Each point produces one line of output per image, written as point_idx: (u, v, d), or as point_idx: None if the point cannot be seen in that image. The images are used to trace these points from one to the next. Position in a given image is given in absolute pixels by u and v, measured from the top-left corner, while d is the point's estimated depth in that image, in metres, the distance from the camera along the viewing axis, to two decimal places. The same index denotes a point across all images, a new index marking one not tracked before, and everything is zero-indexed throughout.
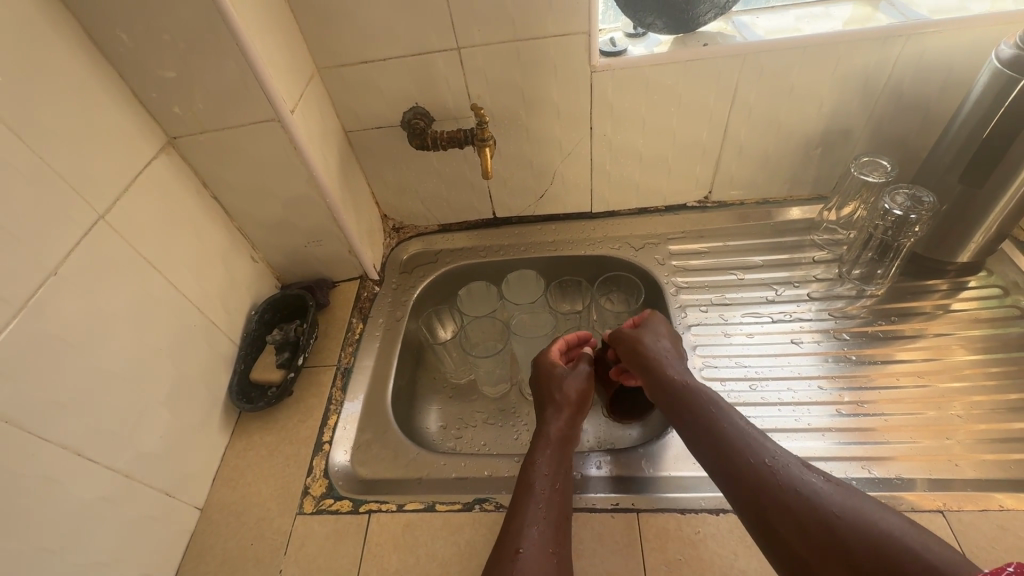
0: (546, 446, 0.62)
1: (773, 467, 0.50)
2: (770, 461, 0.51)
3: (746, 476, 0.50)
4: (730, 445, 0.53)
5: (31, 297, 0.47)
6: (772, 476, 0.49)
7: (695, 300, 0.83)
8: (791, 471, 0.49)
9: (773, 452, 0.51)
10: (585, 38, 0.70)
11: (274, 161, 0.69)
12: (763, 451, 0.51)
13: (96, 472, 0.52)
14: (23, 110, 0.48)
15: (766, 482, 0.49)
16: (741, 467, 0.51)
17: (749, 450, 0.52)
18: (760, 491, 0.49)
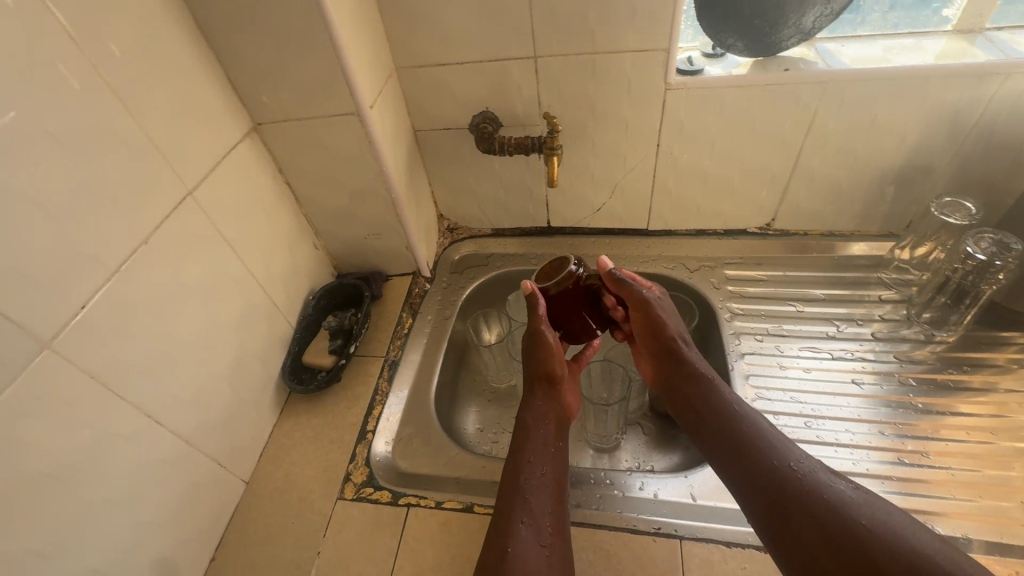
0: (538, 427, 0.62)
1: (792, 470, 0.50)
2: (789, 463, 0.51)
3: (763, 476, 0.50)
4: (749, 444, 0.53)
5: (125, 262, 0.50)
6: (790, 478, 0.49)
7: (750, 328, 0.81)
8: (813, 475, 0.49)
9: (793, 455, 0.51)
10: (664, 54, 0.70)
11: (348, 153, 0.72)
12: (782, 453, 0.52)
13: (163, 435, 0.55)
14: (136, 86, 0.51)
15: (784, 484, 0.49)
16: (758, 467, 0.51)
17: (768, 451, 0.52)
18: (777, 492, 0.49)
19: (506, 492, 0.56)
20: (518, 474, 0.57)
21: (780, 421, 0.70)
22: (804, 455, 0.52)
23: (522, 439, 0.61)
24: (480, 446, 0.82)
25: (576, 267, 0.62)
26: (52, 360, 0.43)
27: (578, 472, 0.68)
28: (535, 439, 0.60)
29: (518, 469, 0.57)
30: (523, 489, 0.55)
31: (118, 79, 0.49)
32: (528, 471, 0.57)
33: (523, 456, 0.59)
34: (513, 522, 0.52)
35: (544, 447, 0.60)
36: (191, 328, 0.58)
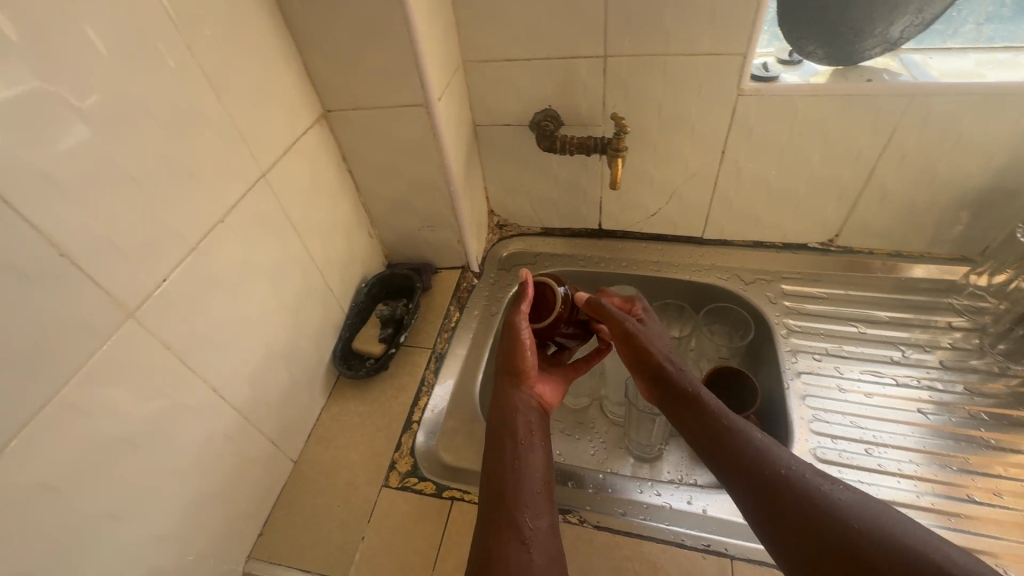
0: (518, 423, 0.59)
1: (786, 476, 0.47)
2: (783, 468, 0.48)
3: (756, 486, 0.47)
4: (737, 448, 0.50)
5: (203, 240, 0.51)
6: (785, 485, 0.46)
7: (808, 346, 0.78)
8: (808, 481, 0.46)
9: (785, 459, 0.49)
10: (740, 59, 0.68)
11: (412, 144, 0.72)
12: (775, 458, 0.49)
13: (226, 410, 0.56)
14: (223, 69, 0.53)
15: (779, 492, 0.46)
16: (750, 475, 0.48)
17: (759, 456, 0.49)
18: (772, 501, 0.46)
19: (492, 491, 0.53)
20: (503, 474, 0.54)
21: (838, 445, 0.67)
22: (796, 460, 0.49)
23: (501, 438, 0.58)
24: None
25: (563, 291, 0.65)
26: (135, 330, 0.45)
27: (621, 480, 0.66)
28: (516, 435, 0.58)
29: (503, 468, 0.55)
30: (509, 488, 0.53)
31: (209, 59, 0.51)
32: (515, 469, 0.55)
33: (502, 453, 0.56)
34: (501, 523, 0.50)
35: (523, 441, 0.57)
36: (256, 307, 0.60)
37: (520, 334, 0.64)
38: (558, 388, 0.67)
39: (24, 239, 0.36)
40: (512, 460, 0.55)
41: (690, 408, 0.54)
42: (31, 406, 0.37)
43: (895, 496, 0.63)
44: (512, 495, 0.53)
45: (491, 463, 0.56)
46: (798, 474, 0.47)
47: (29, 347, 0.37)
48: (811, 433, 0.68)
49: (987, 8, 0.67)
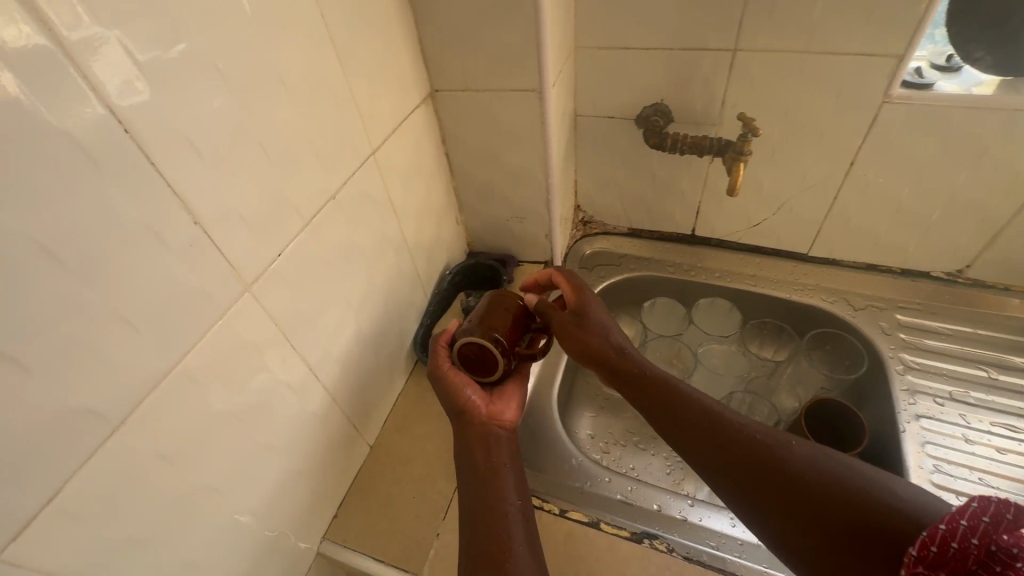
0: (483, 456, 0.56)
1: (743, 439, 0.49)
2: (740, 432, 0.49)
3: (715, 454, 0.49)
4: (692, 417, 0.52)
5: (315, 216, 0.50)
6: (744, 447, 0.48)
7: (929, 387, 0.70)
8: (765, 440, 0.48)
9: (741, 421, 0.51)
10: (894, 62, 0.60)
11: (517, 131, 0.69)
12: (729, 421, 0.50)
13: (319, 390, 0.55)
14: (349, 40, 0.51)
15: (739, 458, 0.48)
16: (709, 444, 0.50)
17: (715, 424, 0.50)
18: (734, 468, 0.48)
19: (472, 524, 0.51)
20: (478, 506, 0.52)
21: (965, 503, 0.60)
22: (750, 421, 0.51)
23: (468, 478, 0.55)
24: (591, 454, 0.79)
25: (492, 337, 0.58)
26: (249, 303, 0.43)
27: (711, 509, 0.62)
28: (484, 469, 0.55)
29: (478, 504, 0.52)
30: (488, 526, 0.50)
31: (337, 27, 0.49)
32: (489, 493, 0.53)
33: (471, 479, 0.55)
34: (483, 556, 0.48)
35: (491, 470, 0.55)
36: (352, 288, 0.58)
37: (454, 378, 0.61)
38: (519, 406, 0.63)
39: (163, 203, 0.35)
40: (487, 491, 0.53)
41: (640, 380, 0.56)
42: (156, 374, 0.36)
43: None
44: (495, 535, 0.50)
45: (466, 506, 0.53)
46: (754, 434, 0.49)
47: (159, 314, 0.36)
48: (932, 486, 0.61)
49: None
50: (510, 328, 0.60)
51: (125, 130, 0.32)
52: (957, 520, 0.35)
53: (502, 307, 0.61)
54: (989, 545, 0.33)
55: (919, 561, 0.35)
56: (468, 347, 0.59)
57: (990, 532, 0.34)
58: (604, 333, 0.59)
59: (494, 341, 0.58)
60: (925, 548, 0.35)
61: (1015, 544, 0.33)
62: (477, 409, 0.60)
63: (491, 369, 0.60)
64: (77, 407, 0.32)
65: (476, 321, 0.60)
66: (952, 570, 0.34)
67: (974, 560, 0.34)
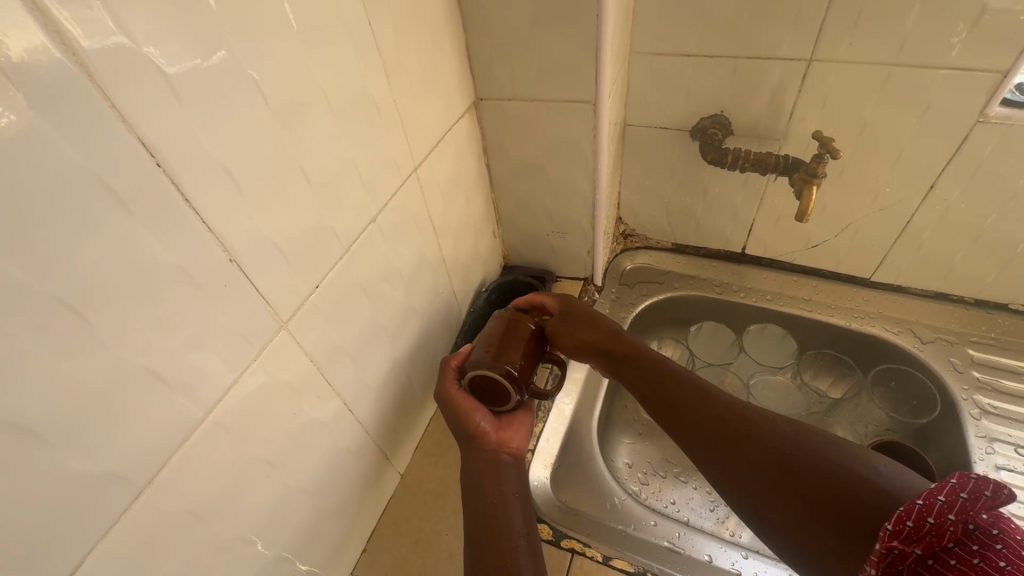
0: (492, 483, 0.52)
1: (728, 412, 0.48)
2: (726, 404, 0.49)
3: (700, 425, 0.48)
4: (677, 388, 0.52)
5: (355, 241, 0.46)
6: (729, 420, 0.47)
7: (1009, 436, 0.64)
8: (751, 414, 0.47)
9: (725, 396, 0.50)
10: (996, 78, 0.54)
11: (565, 144, 0.64)
12: (714, 395, 0.50)
13: (351, 423, 0.51)
14: (395, 47, 0.46)
15: (725, 430, 0.47)
16: (693, 415, 0.49)
17: (700, 397, 0.50)
18: (719, 439, 0.47)
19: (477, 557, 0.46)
20: (484, 537, 0.48)
21: None
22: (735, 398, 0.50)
23: (474, 501, 0.51)
24: (628, 484, 0.75)
25: (506, 370, 0.53)
26: (284, 340, 0.40)
27: (767, 563, 0.57)
28: (494, 492, 0.52)
29: (485, 525, 0.48)
30: (495, 549, 0.46)
31: (384, 35, 0.44)
32: (499, 525, 0.49)
33: (483, 509, 0.50)
34: None
35: (498, 494, 0.52)
36: (389, 313, 0.54)
37: (463, 405, 0.56)
38: (529, 433, 0.59)
39: (197, 244, 0.32)
40: (496, 520, 0.49)
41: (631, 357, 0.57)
42: (186, 428, 0.33)
43: None
44: (503, 561, 0.45)
45: (470, 529, 0.49)
46: (740, 409, 0.48)
47: (191, 363, 0.33)
48: None
49: None
50: (526, 359, 0.54)
51: (159, 166, 0.29)
52: (935, 496, 0.33)
53: (516, 333, 0.55)
54: (968, 522, 0.32)
55: (894, 535, 0.33)
56: (480, 377, 0.54)
57: (968, 509, 0.32)
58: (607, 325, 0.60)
59: (509, 376, 0.53)
60: (902, 523, 0.33)
61: (992, 523, 0.32)
62: (486, 436, 0.55)
63: (502, 398, 0.55)
64: (101, 472, 0.29)
65: (488, 348, 0.54)
66: (926, 546, 0.32)
67: (950, 538, 0.32)
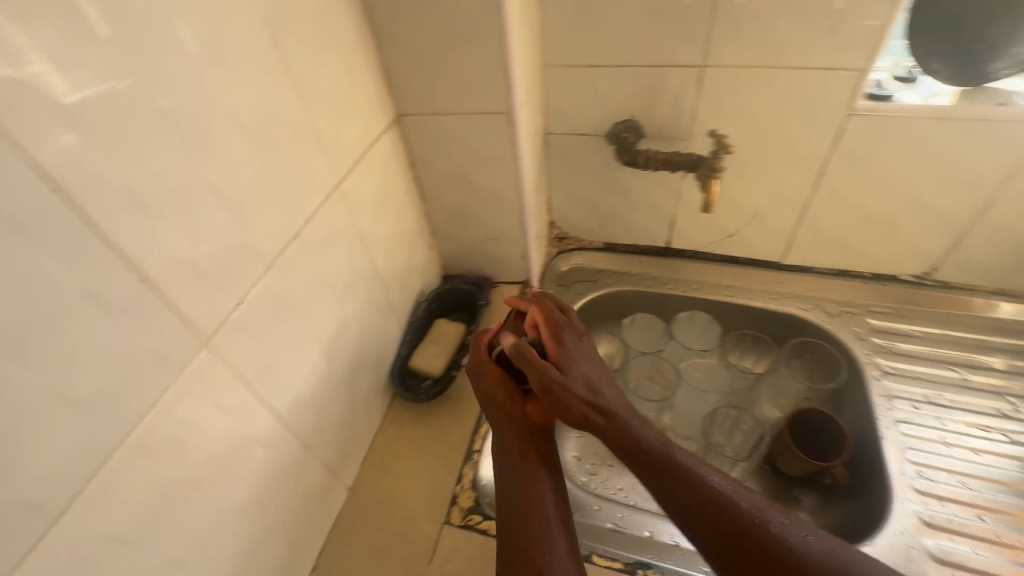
0: (521, 458, 0.54)
1: (760, 529, 0.41)
2: (753, 514, 0.42)
3: (725, 540, 0.42)
4: (694, 490, 0.44)
5: (278, 257, 0.47)
6: (760, 538, 0.41)
7: (905, 391, 0.72)
8: (784, 531, 0.41)
9: (750, 501, 0.43)
10: (857, 75, 0.61)
11: (486, 153, 0.67)
12: (740, 501, 0.43)
13: (289, 440, 0.52)
14: (306, 69, 0.48)
15: (755, 547, 0.41)
16: (716, 529, 0.42)
17: (723, 503, 0.43)
18: (748, 557, 0.41)
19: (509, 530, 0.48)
20: (516, 512, 0.50)
21: (946, 508, 0.62)
22: (758, 498, 0.44)
23: (506, 478, 0.53)
24: (578, 477, 0.77)
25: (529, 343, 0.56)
26: (209, 359, 0.40)
27: None
28: (522, 465, 0.53)
29: (514, 499, 0.51)
30: (524, 521, 0.49)
31: (293, 58, 0.46)
32: (527, 500, 0.51)
33: (516, 484, 0.52)
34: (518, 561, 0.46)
35: (527, 473, 0.53)
36: (323, 328, 0.55)
37: (494, 372, 0.60)
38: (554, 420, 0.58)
39: (105, 265, 0.32)
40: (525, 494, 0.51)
41: (614, 431, 0.49)
42: (102, 453, 0.33)
43: (1013, 571, 0.57)
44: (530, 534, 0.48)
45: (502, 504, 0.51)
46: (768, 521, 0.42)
47: (108, 385, 0.33)
48: (916, 493, 0.63)
49: None
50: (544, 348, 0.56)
51: (57, 192, 0.29)
52: None
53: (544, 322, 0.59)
54: None
55: None
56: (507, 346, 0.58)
57: None
58: (587, 390, 0.51)
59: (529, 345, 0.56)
60: None
61: None
62: (508, 407, 0.57)
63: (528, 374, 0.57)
64: (12, 500, 0.29)
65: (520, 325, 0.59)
66: None
67: None
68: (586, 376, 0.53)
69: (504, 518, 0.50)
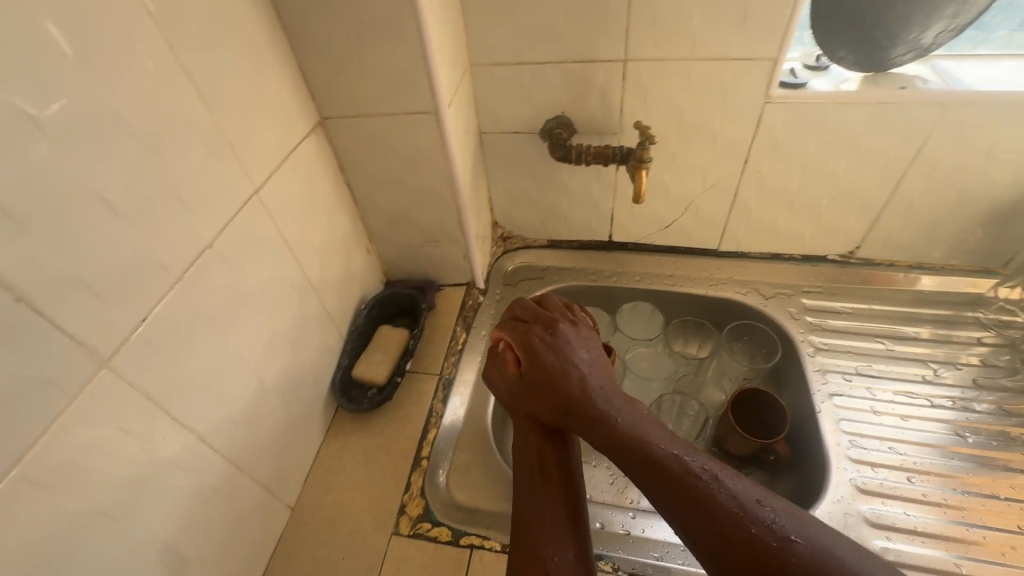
0: (538, 455, 0.54)
1: (747, 530, 0.37)
2: (740, 513, 0.38)
3: (700, 528, 0.39)
4: (679, 489, 0.41)
5: (189, 268, 0.45)
6: (747, 539, 0.37)
7: (837, 365, 0.75)
8: (774, 530, 0.37)
9: (739, 498, 0.39)
10: (769, 64, 0.64)
11: (416, 154, 0.66)
12: (721, 489, 0.40)
13: (216, 462, 0.49)
14: (209, 71, 0.46)
15: (740, 547, 0.37)
16: (701, 532, 0.39)
17: (707, 500, 0.39)
18: (726, 549, 0.38)
19: (519, 528, 0.50)
20: (527, 506, 0.51)
21: (880, 474, 0.65)
22: (749, 490, 0.40)
23: (522, 472, 0.54)
24: None
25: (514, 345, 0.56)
26: (109, 380, 0.38)
27: (653, 518, 0.62)
28: (538, 462, 0.53)
29: (525, 494, 0.52)
30: (534, 518, 0.49)
31: (193, 59, 0.44)
32: (537, 496, 0.51)
33: (530, 481, 0.52)
34: (526, 558, 0.47)
35: (545, 481, 0.52)
36: (249, 342, 0.53)
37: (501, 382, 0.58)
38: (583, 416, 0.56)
39: None
40: (535, 492, 0.51)
41: (599, 430, 0.47)
42: None
43: (941, 527, 0.61)
44: (532, 534, 0.48)
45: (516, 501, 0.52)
46: (757, 521, 0.38)
47: None
48: (851, 462, 0.66)
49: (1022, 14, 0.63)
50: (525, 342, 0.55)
51: None
52: None
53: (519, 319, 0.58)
54: None
55: None
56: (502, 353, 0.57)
57: None
58: (566, 381, 0.50)
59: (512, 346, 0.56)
60: None
61: None
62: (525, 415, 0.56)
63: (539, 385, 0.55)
64: None
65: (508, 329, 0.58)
66: None
67: None
68: (570, 370, 0.51)
69: (517, 514, 0.51)
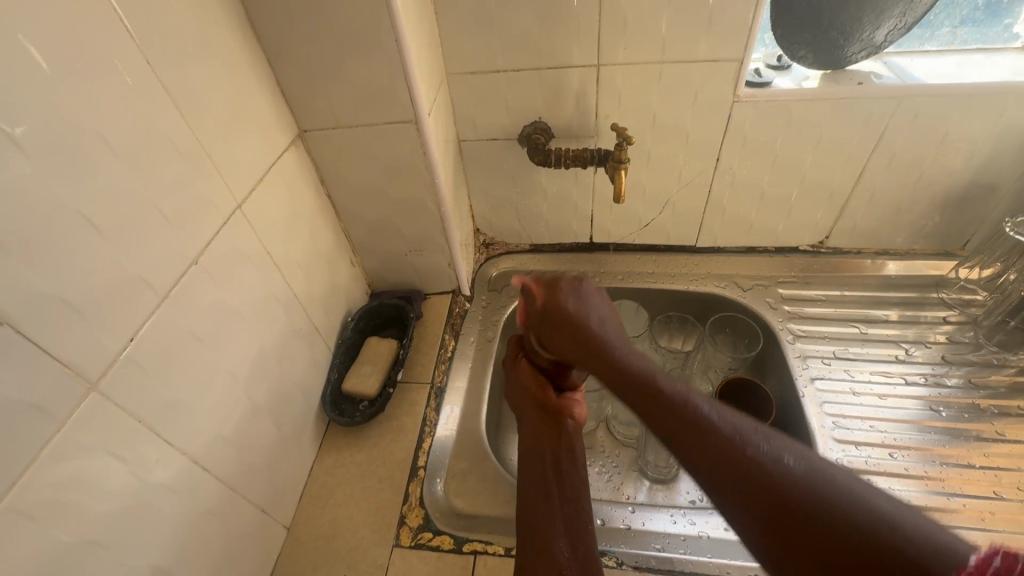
0: (548, 446, 0.56)
1: (728, 438, 0.36)
2: (724, 430, 0.37)
3: (683, 440, 0.38)
4: (674, 413, 0.40)
5: (175, 285, 0.44)
6: (727, 449, 0.36)
7: (816, 351, 0.78)
8: (759, 446, 0.35)
9: (733, 427, 0.37)
10: (736, 64, 0.66)
11: (397, 164, 0.66)
12: (710, 411, 0.39)
13: (209, 484, 0.48)
14: (187, 86, 0.45)
15: (719, 449, 0.36)
16: (678, 433, 0.38)
17: (692, 416, 0.39)
18: (707, 456, 0.36)
19: (529, 519, 0.51)
20: (537, 498, 0.53)
21: (863, 452, 0.68)
22: (749, 424, 0.38)
23: (530, 462, 0.56)
24: None
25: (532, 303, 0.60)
26: (97, 405, 0.37)
27: (652, 511, 0.63)
28: (548, 455, 0.55)
29: (534, 487, 0.53)
30: (544, 513, 0.51)
31: (170, 74, 0.43)
32: (547, 492, 0.53)
33: (538, 472, 0.54)
34: (537, 552, 0.48)
35: (558, 473, 0.54)
36: (237, 359, 0.52)
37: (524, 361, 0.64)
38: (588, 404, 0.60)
39: None
40: (546, 485, 0.53)
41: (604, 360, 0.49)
42: None
43: (924, 499, 0.63)
44: (539, 526, 0.50)
45: (524, 496, 0.53)
46: (747, 447, 0.36)
47: None
48: (835, 442, 0.68)
49: (961, 11, 0.69)
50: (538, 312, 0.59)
51: None
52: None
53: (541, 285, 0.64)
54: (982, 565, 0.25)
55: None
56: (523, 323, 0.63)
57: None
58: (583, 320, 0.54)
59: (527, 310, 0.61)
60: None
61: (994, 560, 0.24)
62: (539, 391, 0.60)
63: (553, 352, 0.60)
64: None
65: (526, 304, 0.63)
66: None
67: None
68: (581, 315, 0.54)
69: (526, 505, 0.53)
